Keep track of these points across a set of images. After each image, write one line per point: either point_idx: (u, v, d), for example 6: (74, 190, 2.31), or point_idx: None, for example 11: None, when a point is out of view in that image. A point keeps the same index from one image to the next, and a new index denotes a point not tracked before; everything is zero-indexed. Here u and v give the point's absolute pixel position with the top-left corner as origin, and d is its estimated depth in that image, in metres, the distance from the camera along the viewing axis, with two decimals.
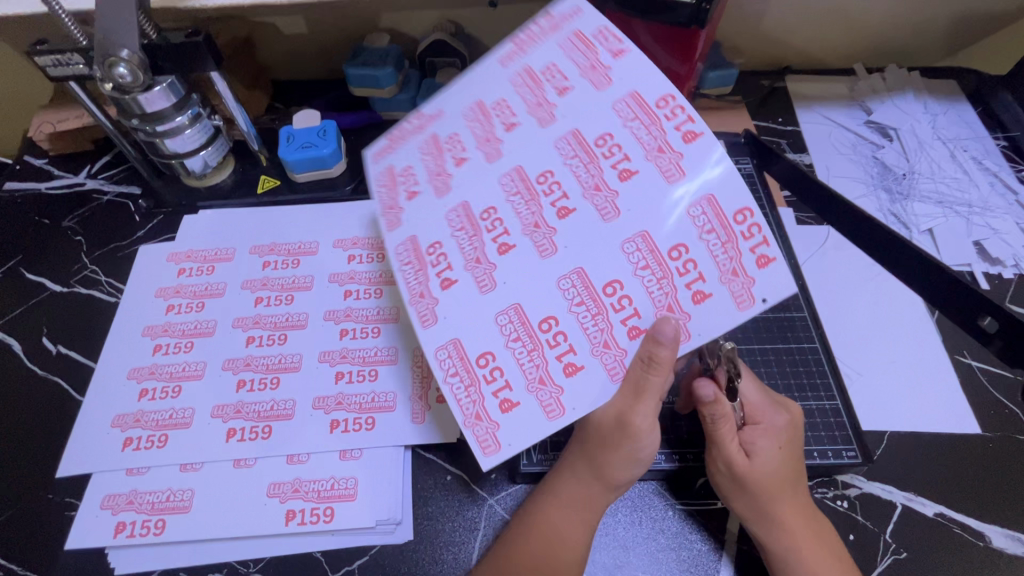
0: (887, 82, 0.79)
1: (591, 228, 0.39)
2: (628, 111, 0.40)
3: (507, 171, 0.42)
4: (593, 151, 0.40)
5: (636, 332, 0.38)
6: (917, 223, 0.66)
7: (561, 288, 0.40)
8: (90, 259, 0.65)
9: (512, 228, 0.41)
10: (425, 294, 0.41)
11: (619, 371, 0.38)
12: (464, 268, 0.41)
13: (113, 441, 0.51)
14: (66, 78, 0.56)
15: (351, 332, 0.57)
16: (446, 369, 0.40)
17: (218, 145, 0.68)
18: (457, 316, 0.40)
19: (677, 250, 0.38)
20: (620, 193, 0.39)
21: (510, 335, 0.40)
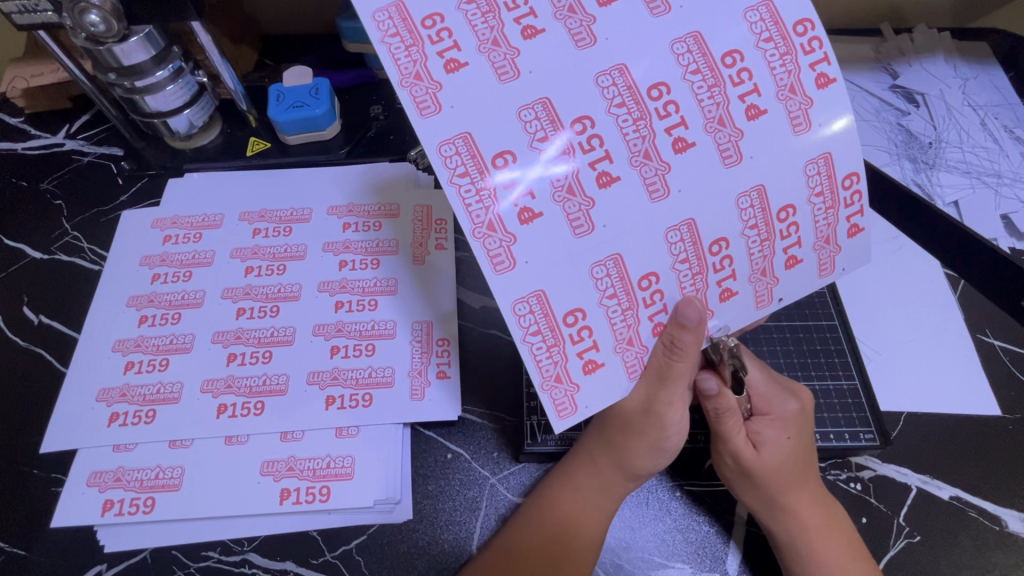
0: (916, 44, 0.75)
1: (709, 171, 0.36)
2: (761, 26, 0.36)
3: (608, 68, 0.35)
4: (718, 75, 0.36)
5: (728, 294, 0.39)
6: (942, 195, 0.63)
7: (669, 242, 0.36)
8: (71, 225, 0.62)
9: (616, 155, 0.35)
10: (496, 229, 0.34)
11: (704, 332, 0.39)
12: (553, 199, 0.34)
13: (99, 415, 0.49)
14: (35, 26, 0.52)
15: (347, 305, 0.54)
16: (527, 327, 0.35)
17: (203, 103, 0.63)
18: (542, 262, 0.35)
19: (785, 212, 0.38)
20: (745, 134, 0.36)
21: (606, 291, 0.36)
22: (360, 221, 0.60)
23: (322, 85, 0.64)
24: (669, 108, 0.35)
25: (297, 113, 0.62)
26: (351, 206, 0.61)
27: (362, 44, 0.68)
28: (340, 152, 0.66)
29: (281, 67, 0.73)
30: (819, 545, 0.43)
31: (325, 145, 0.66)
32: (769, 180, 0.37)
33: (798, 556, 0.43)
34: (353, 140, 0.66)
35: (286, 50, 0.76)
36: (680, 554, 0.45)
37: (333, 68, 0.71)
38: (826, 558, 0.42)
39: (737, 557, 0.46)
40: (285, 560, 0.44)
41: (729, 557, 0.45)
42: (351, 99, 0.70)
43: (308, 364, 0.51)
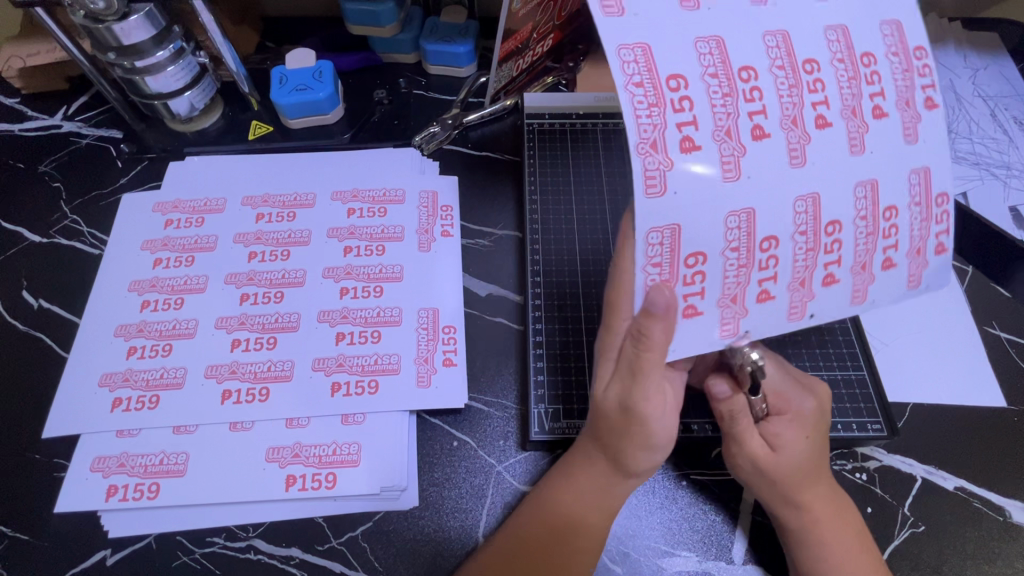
0: (927, 33, 0.74)
1: (839, 151, 0.37)
2: (891, 40, 0.39)
3: (773, 31, 0.37)
4: (863, 65, 0.38)
5: (830, 279, 0.39)
6: (951, 186, 0.62)
7: (795, 210, 0.36)
8: (70, 208, 0.61)
9: (770, 112, 0.36)
10: (658, 149, 0.33)
11: (799, 311, 0.39)
12: (712, 137, 0.34)
13: (102, 401, 0.48)
14: (32, 4, 0.51)
15: (352, 291, 0.54)
16: (651, 256, 0.35)
17: (205, 85, 0.62)
18: (688, 195, 0.34)
19: (889, 211, 0.38)
20: (871, 129, 0.37)
21: (732, 241, 0.36)
22: (364, 207, 0.59)
23: (326, 68, 0.63)
24: (815, 85, 0.37)
25: (301, 97, 0.61)
26: (355, 192, 0.60)
27: (364, 25, 0.67)
28: (343, 136, 0.65)
29: (283, 49, 0.71)
30: (829, 540, 0.43)
31: (328, 130, 0.65)
32: (880, 176, 0.38)
33: (802, 548, 0.43)
34: (357, 125, 0.66)
35: (288, 31, 0.74)
36: (686, 542, 0.46)
37: (337, 51, 0.70)
38: (829, 553, 0.42)
39: (742, 546, 0.46)
40: (291, 546, 0.44)
41: (735, 546, 0.46)
42: (355, 84, 0.69)
43: (312, 350, 0.51)
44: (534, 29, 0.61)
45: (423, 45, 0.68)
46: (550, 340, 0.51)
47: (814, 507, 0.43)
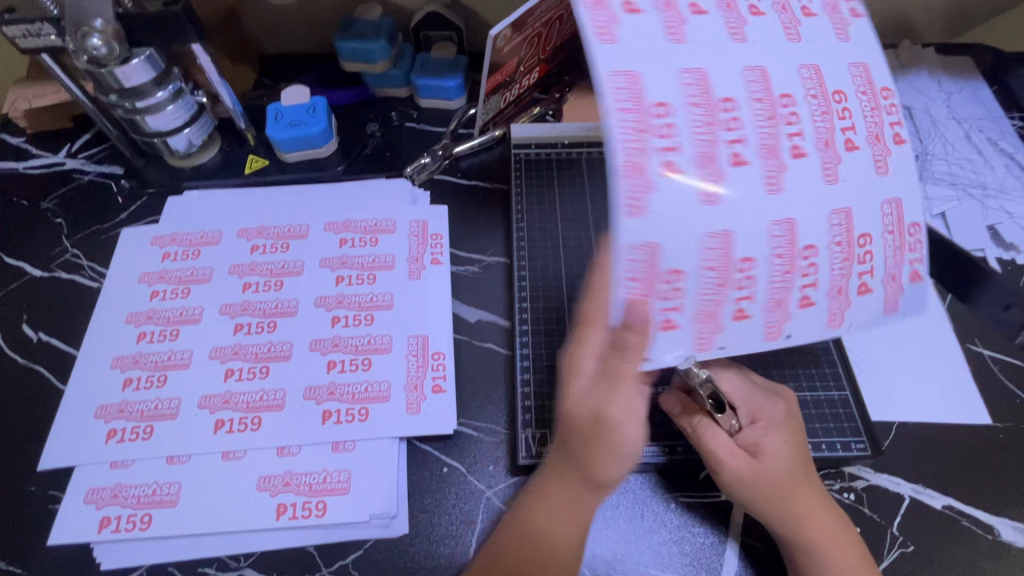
0: (901, 58, 0.77)
1: (813, 178, 0.39)
2: (860, 80, 0.42)
3: (751, 66, 0.39)
4: (828, 97, 0.40)
5: (741, 314, 0.39)
6: (929, 207, 0.64)
7: (704, 241, 0.37)
8: (71, 242, 0.63)
9: (750, 141, 0.38)
10: (642, 170, 0.35)
11: (708, 343, 0.39)
12: (693, 161, 0.36)
13: (97, 432, 0.49)
14: (38, 50, 0.53)
15: (343, 318, 0.55)
16: (629, 267, 0.36)
17: (202, 123, 0.65)
18: (664, 212, 0.35)
19: (809, 250, 0.39)
20: (843, 159, 0.40)
21: (707, 259, 0.37)
22: (356, 237, 0.61)
23: (319, 104, 0.65)
24: (790, 119, 0.39)
25: (296, 132, 0.64)
26: (348, 222, 0.62)
27: (358, 62, 0.69)
28: (336, 168, 0.67)
29: (279, 85, 0.74)
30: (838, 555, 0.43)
31: (322, 162, 0.67)
32: (850, 208, 0.39)
33: None
34: (350, 157, 0.68)
35: (285, 69, 0.77)
36: (675, 565, 0.46)
37: (331, 86, 0.73)
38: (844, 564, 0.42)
39: (731, 570, 0.46)
40: None
41: (724, 569, 0.46)
42: (348, 118, 0.71)
43: (306, 379, 0.52)
44: (520, 63, 0.63)
45: (413, 80, 0.70)
46: (538, 365, 0.52)
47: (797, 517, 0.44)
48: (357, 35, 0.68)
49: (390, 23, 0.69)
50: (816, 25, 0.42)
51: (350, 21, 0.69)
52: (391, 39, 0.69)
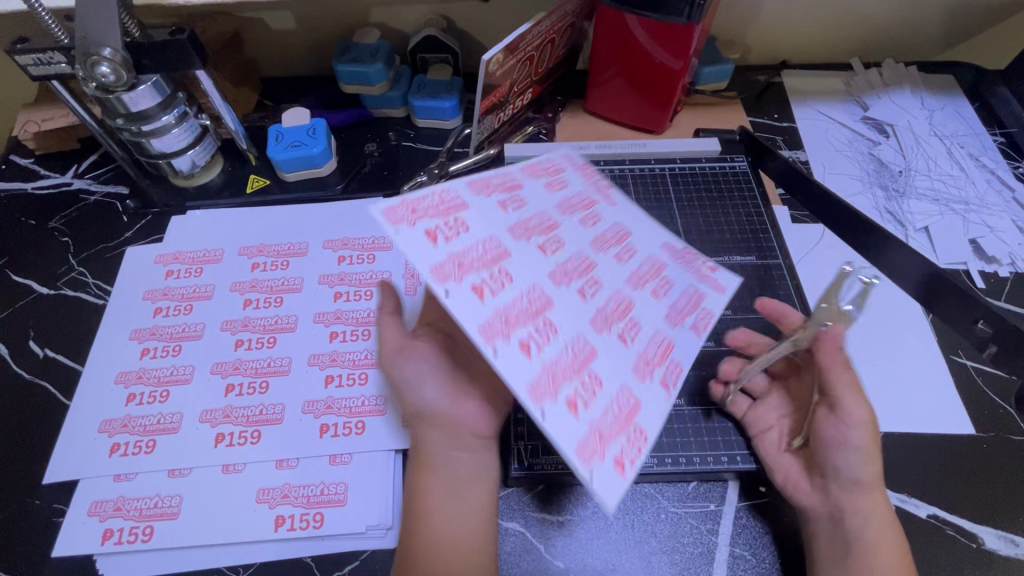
0: (885, 77, 0.79)
1: (575, 301, 0.43)
2: (701, 274, 0.49)
3: (610, 227, 0.50)
4: (689, 255, 0.50)
5: (528, 350, 0.38)
6: (912, 221, 0.66)
7: (534, 287, 0.42)
8: (77, 261, 0.64)
9: (587, 277, 0.45)
10: (458, 204, 0.44)
11: (493, 335, 0.37)
12: (526, 231, 0.45)
13: (101, 446, 0.50)
14: (49, 77, 0.56)
15: (341, 333, 0.57)
16: (478, 248, 0.41)
17: (206, 144, 0.67)
18: (508, 246, 0.43)
19: (586, 359, 0.40)
20: (626, 265, 0.48)
21: (529, 291, 0.41)
22: (354, 254, 0.62)
23: (320, 125, 0.67)
24: (628, 325, 0.44)
25: (296, 152, 0.66)
26: (346, 240, 0.64)
27: (357, 85, 0.71)
28: (336, 187, 0.69)
29: (280, 107, 0.77)
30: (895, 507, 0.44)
31: (322, 181, 0.69)
32: (664, 331, 0.45)
33: None
34: (349, 176, 0.70)
35: (286, 91, 0.80)
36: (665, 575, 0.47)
37: (330, 108, 0.75)
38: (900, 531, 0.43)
39: None
40: None
41: None
42: (347, 138, 0.73)
43: (303, 393, 0.53)
44: (513, 85, 0.65)
45: (411, 101, 0.73)
46: None
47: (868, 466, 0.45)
48: (357, 58, 0.70)
49: (388, 47, 0.72)
50: (692, 276, 0.49)
51: (349, 45, 0.72)
52: (389, 62, 0.71)
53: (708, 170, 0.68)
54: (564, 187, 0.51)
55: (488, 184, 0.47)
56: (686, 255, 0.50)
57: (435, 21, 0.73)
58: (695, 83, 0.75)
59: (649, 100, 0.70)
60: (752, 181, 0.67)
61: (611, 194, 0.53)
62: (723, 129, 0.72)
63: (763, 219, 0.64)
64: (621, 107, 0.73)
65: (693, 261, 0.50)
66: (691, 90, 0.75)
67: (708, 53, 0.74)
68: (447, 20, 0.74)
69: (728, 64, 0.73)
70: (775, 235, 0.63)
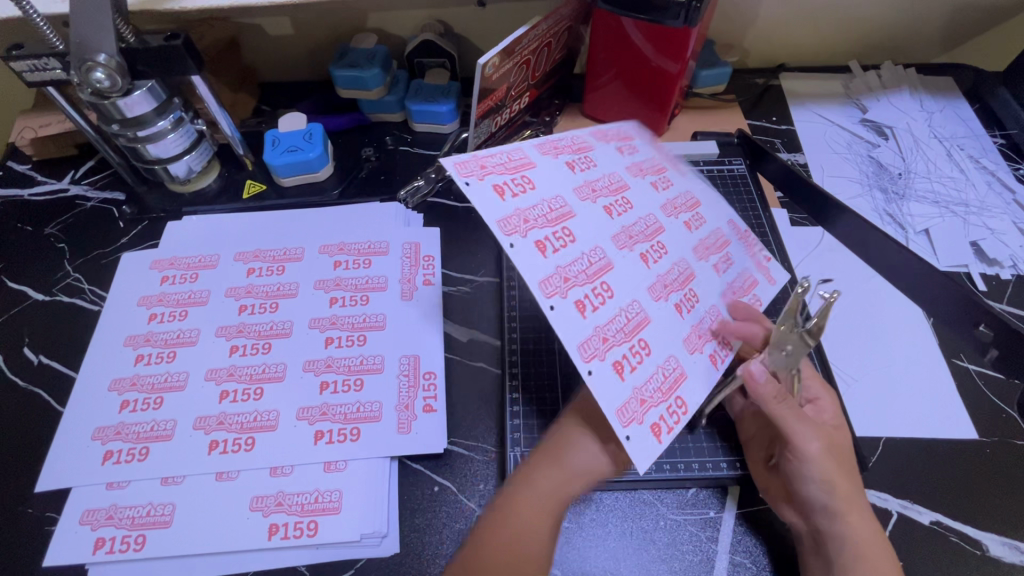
0: (883, 79, 0.79)
1: (637, 269, 0.46)
2: (741, 281, 0.53)
3: (666, 200, 0.52)
4: (749, 239, 0.56)
5: (581, 306, 0.41)
6: (912, 224, 0.65)
7: (596, 247, 0.44)
8: (73, 267, 0.64)
9: (641, 238, 0.47)
10: (533, 155, 0.46)
11: (554, 291, 0.40)
12: (591, 193, 0.47)
13: (94, 454, 0.50)
14: (45, 83, 0.55)
15: (336, 339, 0.56)
16: (544, 201, 0.43)
17: (202, 149, 0.67)
18: (574, 197, 0.45)
19: (635, 308, 0.44)
20: (685, 261, 0.49)
21: (589, 252, 0.44)
22: (350, 259, 0.62)
23: (316, 130, 0.67)
24: (689, 293, 0.48)
25: (293, 157, 0.65)
26: (342, 245, 0.63)
27: (353, 89, 0.71)
28: (333, 192, 0.68)
29: (277, 112, 0.77)
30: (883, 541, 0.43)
31: (319, 186, 0.69)
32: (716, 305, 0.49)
33: None
34: (346, 180, 0.69)
35: (283, 96, 0.80)
36: None
37: (327, 113, 0.75)
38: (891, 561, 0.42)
39: None
40: None
41: None
42: (344, 143, 0.73)
43: (298, 399, 0.52)
44: (509, 89, 0.65)
45: (407, 105, 0.72)
46: (526, 385, 0.53)
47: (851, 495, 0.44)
48: (353, 63, 0.70)
49: (385, 51, 0.72)
50: (737, 270, 0.53)
51: (346, 49, 0.71)
52: (385, 67, 0.71)
53: (706, 173, 0.68)
54: (620, 145, 0.54)
55: (555, 146, 0.48)
56: (742, 236, 0.55)
57: (432, 26, 0.73)
58: (693, 86, 0.75)
59: (647, 103, 0.70)
60: (751, 185, 0.67)
61: (683, 175, 0.56)
62: (721, 131, 0.72)
63: (761, 222, 0.64)
64: (622, 108, 0.73)
65: (750, 248, 0.55)
66: (689, 93, 0.75)
67: (705, 56, 0.74)
68: (444, 24, 0.74)
69: (726, 67, 0.73)
70: (774, 238, 0.62)
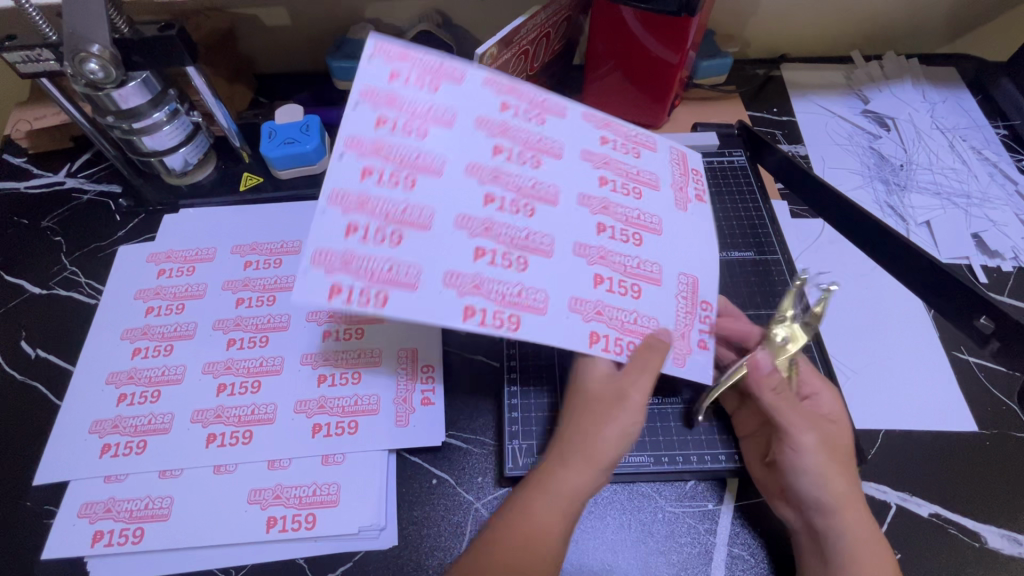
0: (886, 69, 0.78)
1: (455, 245, 0.42)
2: (645, 324, 0.46)
3: (585, 202, 0.47)
4: (694, 304, 0.49)
5: (348, 231, 0.40)
6: (914, 216, 0.65)
7: (411, 206, 0.42)
8: (70, 260, 0.64)
9: (497, 220, 0.43)
10: (448, 103, 0.44)
11: (338, 200, 0.40)
12: (477, 167, 0.44)
13: (91, 447, 0.50)
14: (38, 74, 0.55)
15: (333, 332, 0.56)
16: (399, 134, 0.43)
17: (199, 141, 0.66)
18: (446, 146, 0.44)
19: (410, 275, 0.40)
20: (539, 258, 0.44)
21: (398, 199, 0.41)
22: None
23: (313, 122, 0.67)
24: (520, 259, 0.43)
25: (289, 149, 0.65)
26: None
27: (350, 81, 0.70)
28: None
29: (275, 104, 0.76)
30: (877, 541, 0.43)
31: (316, 179, 0.68)
32: (555, 293, 0.43)
33: None
34: None
35: (280, 88, 0.79)
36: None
37: (324, 105, 0.74)
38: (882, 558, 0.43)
39: None
40: None
41: None
42: None
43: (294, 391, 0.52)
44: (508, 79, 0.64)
45: None
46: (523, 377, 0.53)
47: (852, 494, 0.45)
48: (350, 54, 0.69)
49: None
50: (660, 311, 0.47)
51: (343, 41, 0.71)
52: None
53: (706, 164, 0.67)
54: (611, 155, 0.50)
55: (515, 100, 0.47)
56: (686, 285, 0.49)
57: (430, 16, 0.72)
58: (693, 77, 0.75)
59: (647, 94, 0.69)
60: (751, 177, 0.66)
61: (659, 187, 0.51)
62: (722, 123, 0.71)
63: (762, 214, 0.63)
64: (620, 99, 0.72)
65: (691, 308, 0.49)
66: (690, 84, 0.74)
67: (706, 47, 0.73)
68: (442, 15, 0.74)
69: (728, 58, 0.72)
70: (774, 230, 0.62)
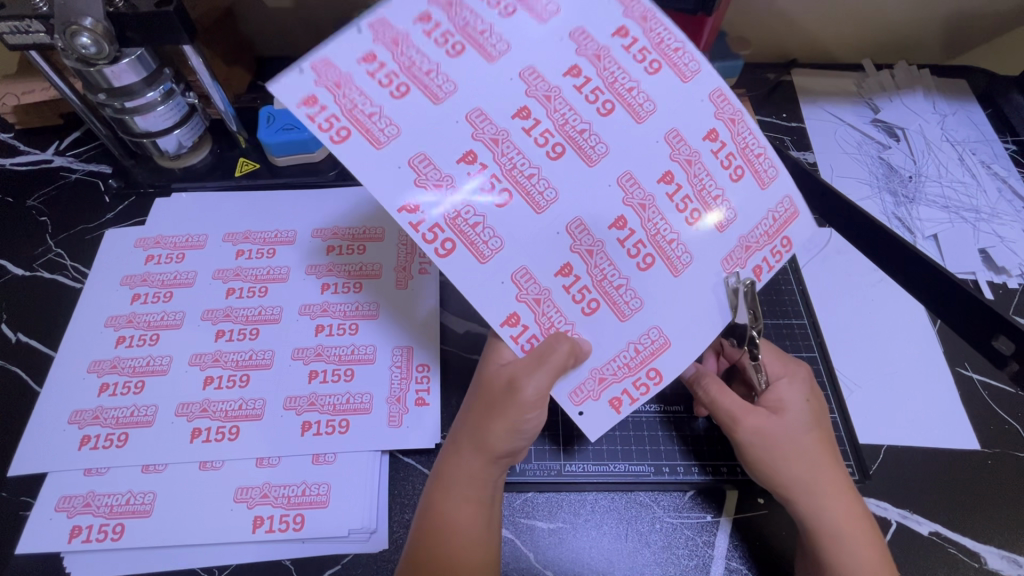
0: (896, 79, 0.77)
1: (335, 441, 0.48)
2: (531, 290, 0.41)
3: (463, 156, 0.39)
4: (609, 285, 0.42)
5: (206, 464, 0.47)
6: (921, 228, 0.64)
7: (264, 461, 0.48)
8: (55, 242, 0.62)
9: (378, 394, 0.51)
10: (314, 402, 0.50)
11: (211, 463, 0.47)
12: (286, 503, 0.46)
13: (69, 439, 0.48)
14: (27, 47, 0.52)
15: (377, 66, 0.38)
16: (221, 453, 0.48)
17: (194, 124, 0.64)
18: (258, 436, 0.48)
19: (327, 455, 0.48)
20: (409, 410, 0.50)
21: (262, 458, 0.48)
22: (343, 245, 0.60)
23: None
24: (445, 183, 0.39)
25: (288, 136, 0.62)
26: (336, 229, 0.61)
27: None
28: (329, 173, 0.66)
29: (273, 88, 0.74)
30: (852, 538, 0.42)
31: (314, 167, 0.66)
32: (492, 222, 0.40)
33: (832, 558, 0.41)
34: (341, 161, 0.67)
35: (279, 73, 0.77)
36: None
37: None
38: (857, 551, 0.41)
39: None
40: None
41: None
42: None
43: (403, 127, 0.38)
44: None
45: None
46: None
47: (829, 484, 0.43)
48: None
49: None
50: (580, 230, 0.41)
51: None
52: None
53: None
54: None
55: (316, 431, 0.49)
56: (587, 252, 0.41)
57: None
58: None
59: None
60: None
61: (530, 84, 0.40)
62: None
63: None
64: None
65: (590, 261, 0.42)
66: None
67: (718, 47, 0.71)
68: None
69: (739, 61, 0.70)
70: None
